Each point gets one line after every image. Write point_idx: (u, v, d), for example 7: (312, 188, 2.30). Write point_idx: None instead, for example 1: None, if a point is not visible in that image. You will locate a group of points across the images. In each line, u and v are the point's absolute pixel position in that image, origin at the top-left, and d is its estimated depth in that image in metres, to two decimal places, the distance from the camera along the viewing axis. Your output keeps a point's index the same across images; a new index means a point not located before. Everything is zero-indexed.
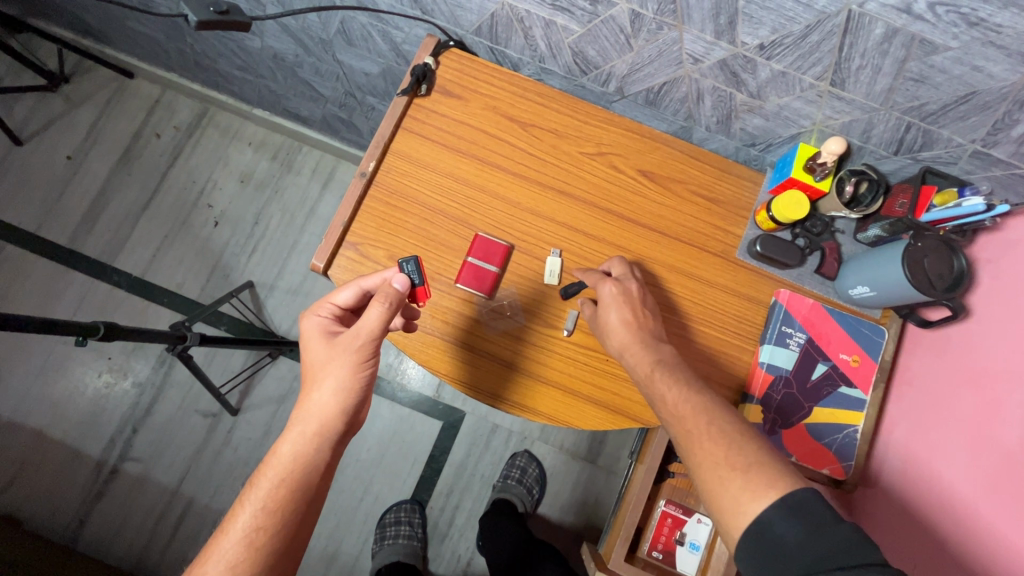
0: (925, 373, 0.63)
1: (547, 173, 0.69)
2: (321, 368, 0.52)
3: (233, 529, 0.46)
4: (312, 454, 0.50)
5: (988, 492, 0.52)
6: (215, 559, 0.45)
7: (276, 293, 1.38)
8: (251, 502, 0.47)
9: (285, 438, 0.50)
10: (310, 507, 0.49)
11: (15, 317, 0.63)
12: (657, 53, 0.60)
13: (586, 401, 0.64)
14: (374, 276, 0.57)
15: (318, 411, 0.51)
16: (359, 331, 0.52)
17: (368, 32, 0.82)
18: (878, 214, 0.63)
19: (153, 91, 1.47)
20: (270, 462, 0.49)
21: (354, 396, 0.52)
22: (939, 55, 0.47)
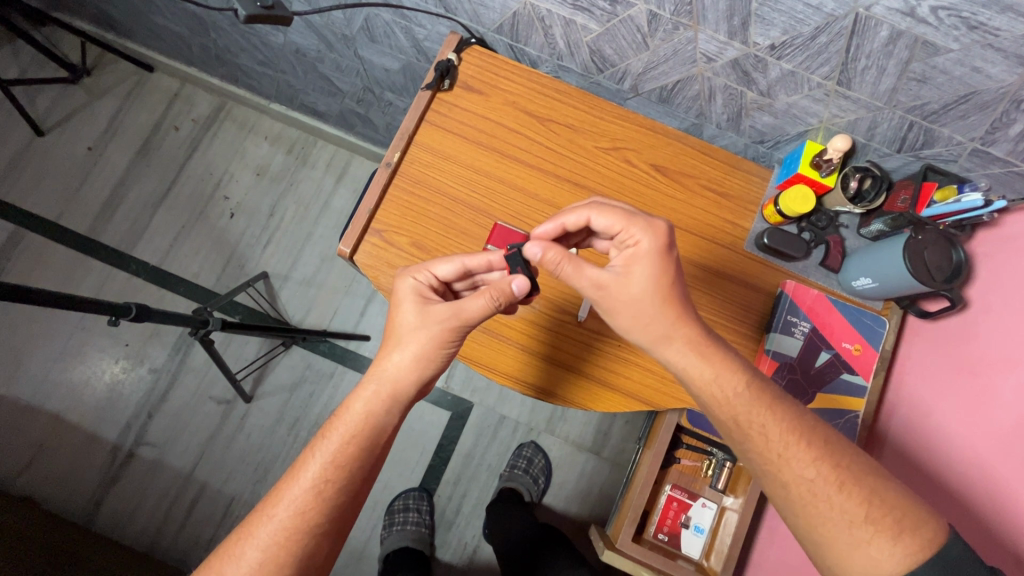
0: (925, 358, 0.66)
1: (563, 165, 0.72)
2: (410, 334, 0.56)
3: (303, 477, 0.51)
4: (381, 415, 0.54)
5: (967, 473, 0.57)
6: (285, 503, 0.50)
7: (290, 283, 1.41)
8: (321, 453, 0.52)
9: (361, 396, 0.55)
10: (372, 467, 0.54)
11: (54, 294, 0.66)
12: (672, 52, 0.63)
13: (590, 381, 0.68)
14: (484, 259, 0.58)
15: (395, 375, 0.55)
16: (459, 313, 0.55)
17: (391, 29, 0.85)
18: (881, 209, 0.66)
19: (172, 84, 1.50)
20: (341, 417, 0.54)
21: (429, 369, 0.56)
22: (940, 57, 0.50)
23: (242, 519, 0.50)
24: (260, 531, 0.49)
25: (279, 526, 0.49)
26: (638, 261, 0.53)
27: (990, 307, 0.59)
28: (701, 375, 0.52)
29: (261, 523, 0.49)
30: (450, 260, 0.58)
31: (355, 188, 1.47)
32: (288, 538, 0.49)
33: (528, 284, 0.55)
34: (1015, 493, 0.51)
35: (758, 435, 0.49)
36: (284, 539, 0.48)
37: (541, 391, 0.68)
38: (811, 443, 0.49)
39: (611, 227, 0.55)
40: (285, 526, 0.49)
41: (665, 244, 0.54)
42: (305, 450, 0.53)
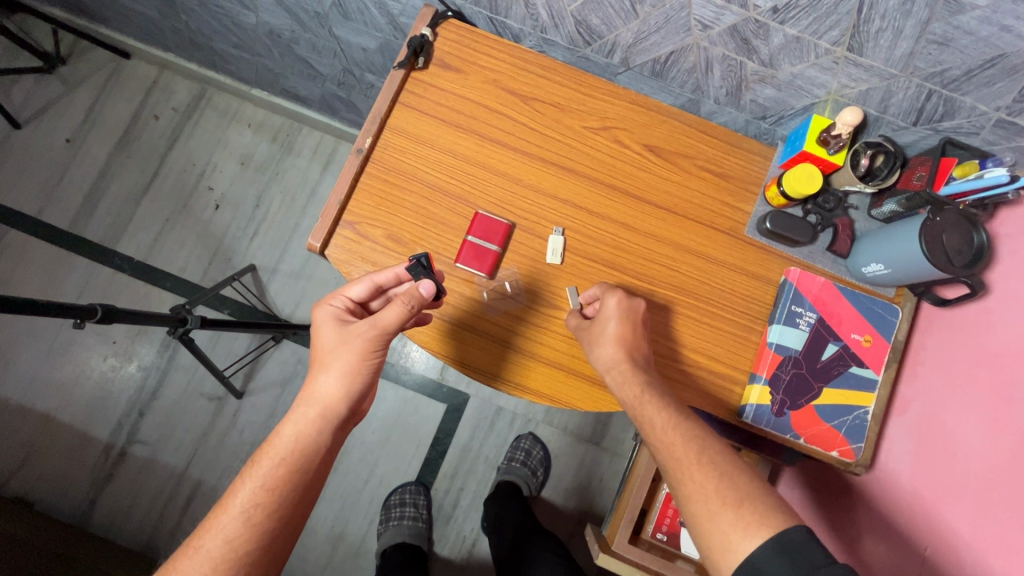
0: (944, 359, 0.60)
1: (549, 148, 0.66)
2: (331, 353, 0.53)
3: (232, 504, 0.47)
4: (313, 436, 0.51)
5: (985, 482, 0.52)
6: (212, 533, 0.46)
7: (278, 276, 1.38)
8: (251, 478, 0.48)
9: (289, 419, 0.51)
10: (310, 489, 0.50)
11: (8, 298, 0.61)
12: (664, 20, 0.58)
13: (580, 378, 0.63)
14: (387, 272, 0.57)
15: (322, 394, 0.52)
16: (375, 324, 0.53)
17: (364, 5, 0.79)
18: (894, 189, 0.60)
19: (150, 71, 1.44)
20: (271, 443, 0.51)
21: (360, 383, 0.53)
22: (965, 15, 0.44)
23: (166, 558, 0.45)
24: (187, 563, 0.45)
25: (204, 559, 0.45)
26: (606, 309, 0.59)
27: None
28: (615, 378, 0.55)
29: (186, 557, 0.45)
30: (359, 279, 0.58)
31: None
32: (216, 568, 0.44)
33: (435, 288, 0.54)
34: None
35: (648, 422, 0.51)
36: (212, 569, 0.44)
37: (490, 376, 0.63)
38: (695, 428, 0.50)
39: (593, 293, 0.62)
40: (213, 558, 0.45)
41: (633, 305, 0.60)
42: (237, 477, 0.49)
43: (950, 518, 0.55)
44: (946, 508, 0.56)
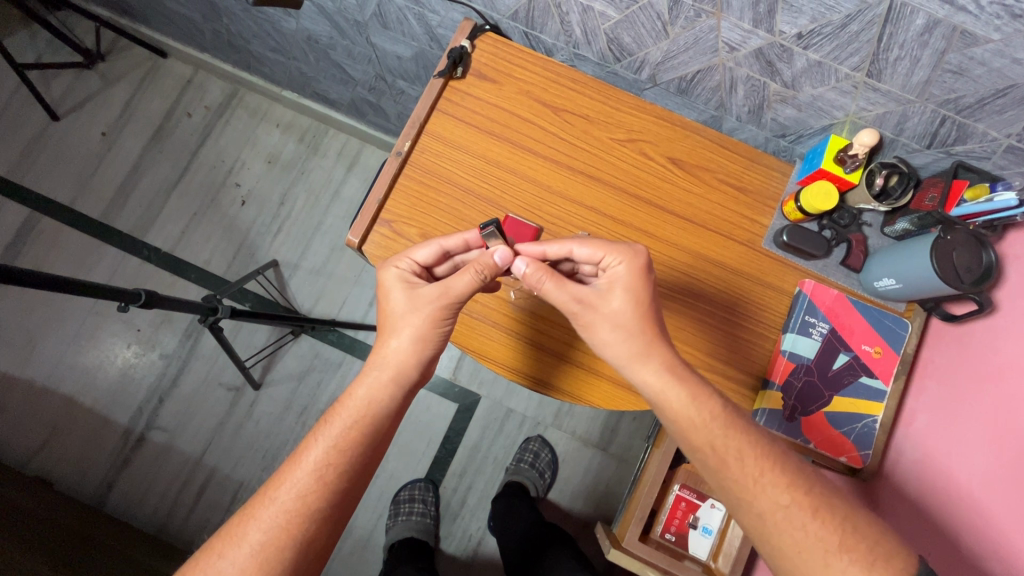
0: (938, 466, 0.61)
1: (577, 157, 0.70)
2: (404, 319, 0.57)
3: (306, 460, 0.51)
4: (386, 399, 0.55)
5: (979, 491, 0.54)
6: (287, 487, 0.49)
7: (300, 272, 1.41)
8: (324, 438, 0.52)
9: (362, 382, 0.55)
10: (376, 452, 0.54)
11: (65, 279, 0.65)
12: (693, 41, 0.61)
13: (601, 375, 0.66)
14: (456, 238, 0.59)
15: (394, 359, 0.56)
16: (447, 292, 0.56)
17: (404, 15, 0.83)
18: (907, 208, 0.63)
19: (185, 70, 1.50)
20: (344, 404, 0.54)
21: (431, 347, 0.57)
22: (979, 47, 0.47)
23: (244, 502, 0.49)
24: (263, 513, 0.48)
25: (280, 509, 0.48)
26: (618, 287, 0.55)
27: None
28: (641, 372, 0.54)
29: (263, 504, 0.49)
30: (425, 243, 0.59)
31: (366, 178, 1.46)
32: (290, 521, 0.48)
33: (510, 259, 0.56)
34: None
35: (731, 458, 0.49)
36: (285, 521, 0.48)
37: (515, 372, 0.67)
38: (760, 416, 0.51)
39: (593, 258, 0.57)
40: (287, 509, 0.48)
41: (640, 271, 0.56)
42: (309, 434, 0.53)
43: (945, 525, 0.57)
44: (943, 515, 0.58)
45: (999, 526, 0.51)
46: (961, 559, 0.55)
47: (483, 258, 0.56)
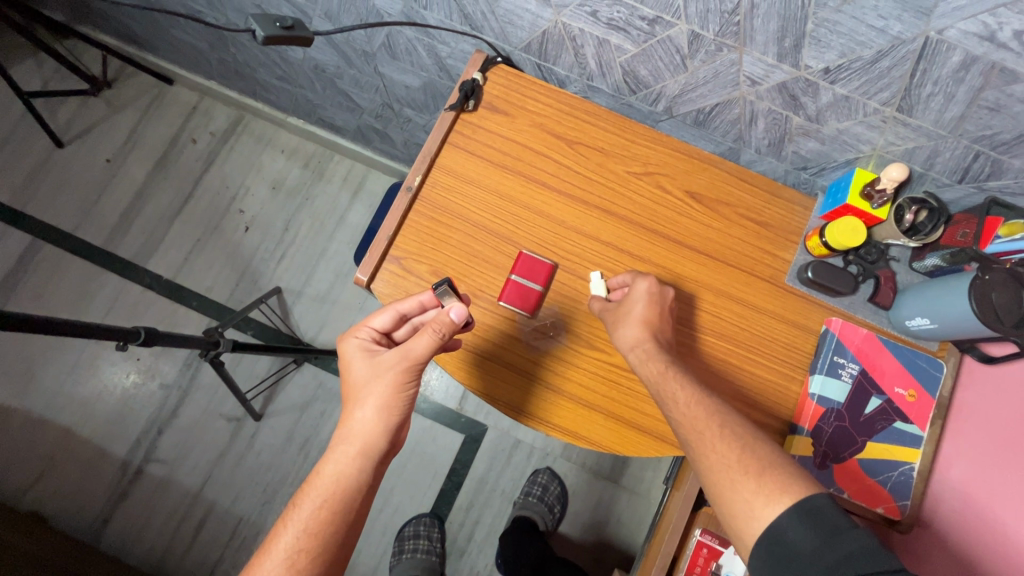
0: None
1: (591, 191, 0.68)
2: (364, 388, 0.52)
3: (275, 551, 0.47)
4: (355, 475, 0.50)
5: None
6: None
7: (303, 299, 1.39)
8: (293, 523, 0.48)
9: (328, 458, 0.51)
10: (353, 529, 0.50)
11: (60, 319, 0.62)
12: (713, 75, 0.59)
13: (605, 416, 0.63)
14: (409, 300, 0.57)
15: (361, 432, 0.51)
16: (406, 354, 0.52)
17: (413, 46, 0.82)
18: (937, 244, 0.61)
19: (191, 97, 1.49)
20: (313, 483, 0.50)
21: (396, 416, 0.52)
22: (1019, 84, 0.45)
23: None
24: None
25: None
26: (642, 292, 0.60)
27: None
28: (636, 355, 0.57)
29: None
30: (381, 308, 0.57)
31: (372, 203, 1.45)
32: None
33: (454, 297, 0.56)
34: None
35: (672, 396, 0.53)
36: None
37: (514, 410, 0.63)
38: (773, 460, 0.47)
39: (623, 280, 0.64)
40: None
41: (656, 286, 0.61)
42: (279, 519, 0.49)
43: None
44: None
45: None
46: None
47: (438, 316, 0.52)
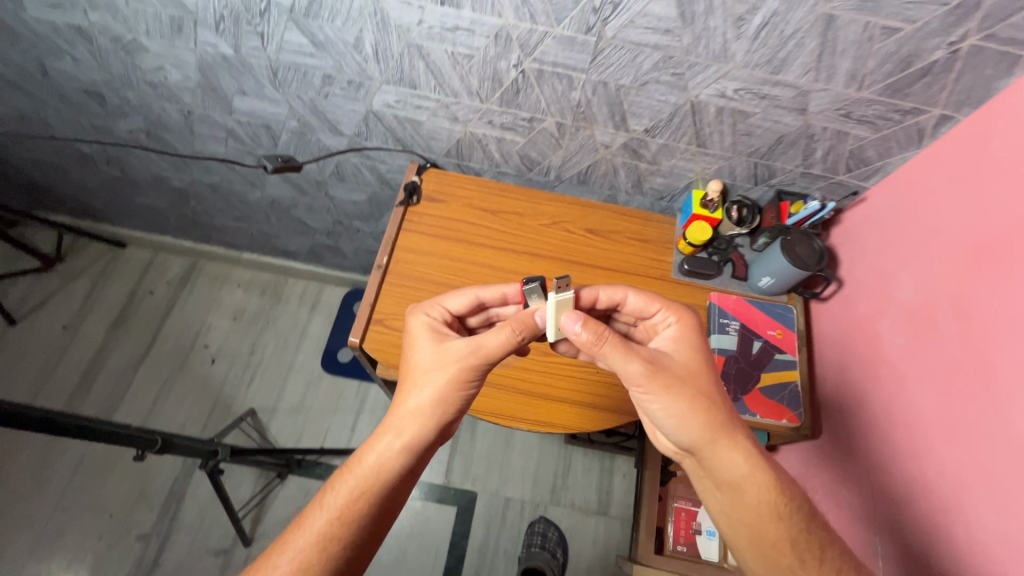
0: (873, 452, 0.74)
1: (518, 242, 0.90)
2: (425, 377, 0.63)
3: (311, 527, 0.55)
4: (394, 464, 0.60)
5: (881, 408, 0.73)
6: (288, 556, 0.53)
7: (278, 414, 1.46)
8: (329, 507, 0.56)
9: (373, 449, 0.60)
10: (382, 516, 0.58)
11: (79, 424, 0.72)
12: (580, 146, 0.86)
13: (568, 404, 0.80)
14: (490, 292, 0.71)
15: (409, 424, 0.61)
16: (477, 349, 0.63)
17: (358, 169, 1.05)
18: (760, 227, 0.87)
19: (145, 255, 1.62)
20: (356, 467, 0.59)
21: (445, 408, 0.63)
22: (752, 118, 0.74)
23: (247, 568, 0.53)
24: None
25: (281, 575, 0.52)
26: (683, 356, 0.62)
27: (920, 380, 0.67)
28: (711, 450, 0.58)
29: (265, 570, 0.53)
30: (461, 295, 0.70)
31: (330, 313, 1.59)
32: None
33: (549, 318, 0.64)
34: (914, 398, 0.68)
35: (755, 496, 0.57)
36: None
37: (497, 415, 0.79)
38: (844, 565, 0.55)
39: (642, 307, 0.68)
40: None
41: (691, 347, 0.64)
42: (316, 499, 0.58)
43: (872, 445, 0.74)
44: (868, 438, 0.75)
45: (902, 423, 0.69)
46: (889, 466, 0.71)
47: (524, 315, 0.64)
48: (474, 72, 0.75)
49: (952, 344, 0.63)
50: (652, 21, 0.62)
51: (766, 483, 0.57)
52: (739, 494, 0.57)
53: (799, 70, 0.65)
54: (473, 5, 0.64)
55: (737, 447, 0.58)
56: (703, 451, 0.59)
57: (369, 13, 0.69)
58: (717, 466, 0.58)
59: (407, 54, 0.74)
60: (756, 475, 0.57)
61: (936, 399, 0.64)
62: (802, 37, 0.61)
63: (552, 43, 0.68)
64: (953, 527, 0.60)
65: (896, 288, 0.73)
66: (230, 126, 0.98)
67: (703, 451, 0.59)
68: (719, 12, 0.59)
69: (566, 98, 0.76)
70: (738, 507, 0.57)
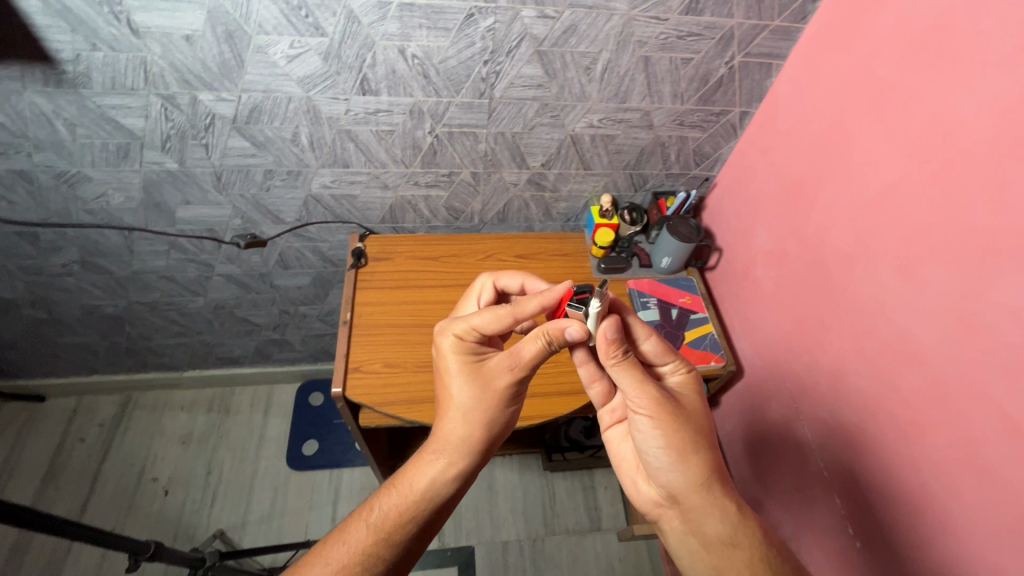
0: (778, 360, 0.96)
1: (462, 277, 1.04)
2: (467, 400, 0.68)
3: (354, 539, 0.62)
4: (438, 484, 0.66)
5: (776, 327, 0.96)
6: (329, 563, 0.60)
7: (250, 527, 1.39)
8: (372, 520, 0.63)
9: (419, 469, 0.66)
10: (422, 532, 0.64)
11: (97, 532, 0.72)
12: (494, 189, 1.04)
13: (539, 397, 0.94)
14: (527, 307, 0.68)
15: (453, 446, 0.67)
16: (519, 363, 0.67)
17: (301, 253, 1.15)
18: (650, 223, 1.09)
19: (68, 402, 1.52)
20: (403, 484, 0.66)
21: (488, 428, 0.68)
22: (617, 139, 0.96)
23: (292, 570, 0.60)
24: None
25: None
26: (688, 403, 0.69)
27: (792, 292, 0.91)
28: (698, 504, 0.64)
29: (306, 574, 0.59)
30: (496, 319, 0.68)
31: (286, 412, 1.58)
32: None
33: (583, 329, 0.64)
34: (792, 307, 0.92)
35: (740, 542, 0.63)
36: None
37: None
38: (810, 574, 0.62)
39: (655, 357, 0.71)
40: None
41: (695, 396, 0.70)
42: (362, 510, 0.64)
43: (779, 358, 0.96)
44: (774, 354, 0.97)
45: (791, 329, 0.92)
46: (793, 366, 0.92)
47: (562, 330, 0.64)
48: (397, 143, 0.91)
49: (801, 258, 0.88)
50: (527, 80, 0.83)
51: (751, 532, 0.63)
52: (726, 549, 0.63)
53: (639, 97, 0.88)
54: (389, 90, 0.82)
55: (725, 503, 0.64)
56: (690, 502, 0.65)
57: (303, 111, 0.84)
58: (702, 522, 0.64)
59: (339, 139, 0.89)
60: (741, 528, 0.63)
61: (808, 302, 0.88)
62: (633, 74, 0.85)
63: (456, 109, 0.87)
64: (842, 385, 0.82)
65: (756, 238, 0.98)
66: (173, 237, 1.05)
67: (688, 502, 0.65)
68: (572, 65, 0.82)
69: (475, 150, 0.95)
70: (727, 565, 0.63)
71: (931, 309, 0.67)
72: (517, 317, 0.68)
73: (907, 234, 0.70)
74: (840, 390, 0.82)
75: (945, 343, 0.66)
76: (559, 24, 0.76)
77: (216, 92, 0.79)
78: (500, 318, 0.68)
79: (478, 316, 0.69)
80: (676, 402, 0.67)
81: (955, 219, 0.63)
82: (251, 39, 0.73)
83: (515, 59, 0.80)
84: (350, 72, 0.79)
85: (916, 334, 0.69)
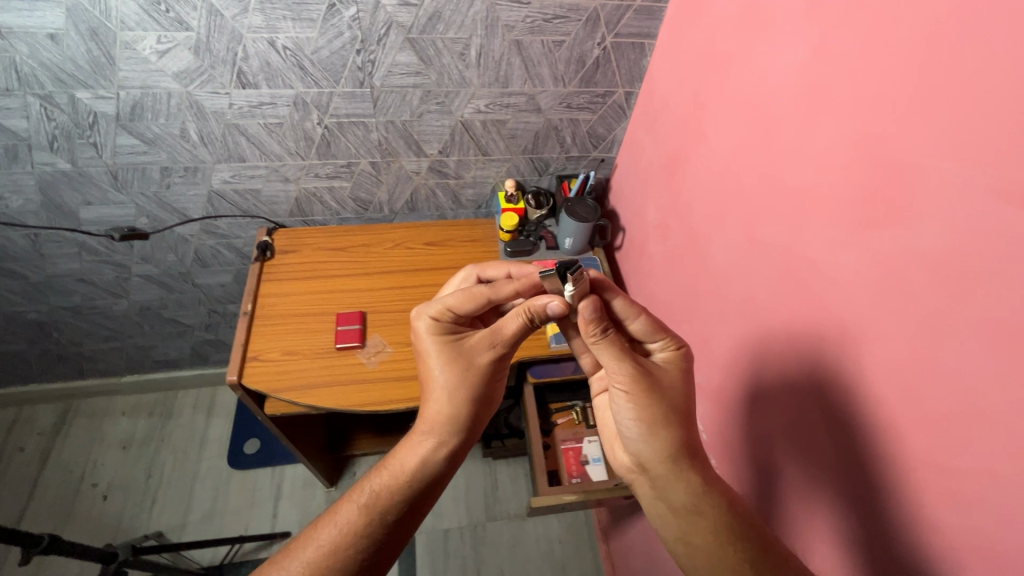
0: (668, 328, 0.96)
1: (369, 266, 1.06)
2: (449, 380, 0.67)
3: (343, 518, 0.57)
4: (428, 462, 0.63)
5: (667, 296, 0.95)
6: (317, 543, 0.55)
7: (190, 527, 1.40)
8: (362, 496, 0.59)
9: (406, 449, 0.64)
10: (411, 515, 0.60)
11: None
12: (397, 178, 1.06)
13: None
14: (502, 285, 0.68)
15: (439, 424, 0.66)
16: (501, 338, 0.67)
17: (217, 250, 1.16)
18: (556, 206, 1.12)
19: (8, 413, 1.52)
20: (391, 465, 0.63)
21: (472, 406, 0.67)
22: (508, 124, 0.99)
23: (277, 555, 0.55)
24: (289, 561, 0.54)
25: (306, 557, 0.54)
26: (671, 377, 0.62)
27: (675, 262, 0.91)
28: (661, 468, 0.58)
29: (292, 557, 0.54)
30: (470, 298, 0.68)
31: (228, 412, 1.59)
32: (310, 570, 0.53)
33: (564, 304, 0.61)
34: (675, 276, 0.92)
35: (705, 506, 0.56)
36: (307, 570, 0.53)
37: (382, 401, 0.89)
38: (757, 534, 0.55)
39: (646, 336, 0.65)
40: (311, 558, 0.54)
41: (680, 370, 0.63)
42: (352, 489, 0.61)
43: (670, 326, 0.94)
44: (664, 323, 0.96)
45: (674, 297, 0.92)
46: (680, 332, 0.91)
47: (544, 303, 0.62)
48: (289, 136, 0.93)
49: (678, 227, 0.89)
50: (403, 68, 0.86)
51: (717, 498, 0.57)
52: (693, 517, 0.56)
53: (520, 80, 0.91)
54: (268, 82, 0.84)
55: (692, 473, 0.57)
56: (657, 472, 0.59)
57: (186, 106, 0.85)
58: (668, 490, 0.58)
59: (228, 133, 0.91)
60: (707, 497, 0.57)
61: (685, 269, 0.88)
62: (509, 59, 0.87)
63: (340, 100, 0.89)
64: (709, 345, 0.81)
65: (648, 212, 0.99)
66: (82, 239, 1.06)
67: (653, 471, 0.59)
68: (445, 52, 0.84)
69: (368, 140, 0.97)
70: (692, 532, 0.56)
71: (762, 271, 0.67)
72: (490, 298, 0.68)
73: (746, 196, 0.69)
74: (708, 352, 0.82)
75: (772, 300, 0.65)
76: (422, 12, 0.78)
77: (93, 91, 0.80)
78: (475, 298, 0.68)
79: (455, 297, 0.68)
80: (657, 379, 0.61)
81: (776, 178, 0.63)
82: (116, 35, 0.74)
83: (387, 47, 0.82)
84: (224, 65, 0.80)
85: (756, 296, 0.69)
